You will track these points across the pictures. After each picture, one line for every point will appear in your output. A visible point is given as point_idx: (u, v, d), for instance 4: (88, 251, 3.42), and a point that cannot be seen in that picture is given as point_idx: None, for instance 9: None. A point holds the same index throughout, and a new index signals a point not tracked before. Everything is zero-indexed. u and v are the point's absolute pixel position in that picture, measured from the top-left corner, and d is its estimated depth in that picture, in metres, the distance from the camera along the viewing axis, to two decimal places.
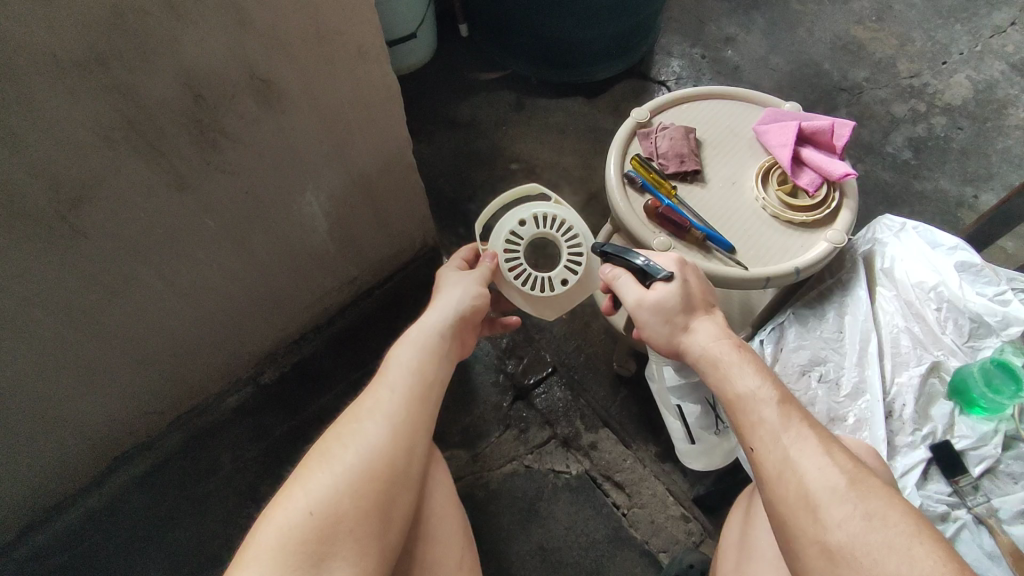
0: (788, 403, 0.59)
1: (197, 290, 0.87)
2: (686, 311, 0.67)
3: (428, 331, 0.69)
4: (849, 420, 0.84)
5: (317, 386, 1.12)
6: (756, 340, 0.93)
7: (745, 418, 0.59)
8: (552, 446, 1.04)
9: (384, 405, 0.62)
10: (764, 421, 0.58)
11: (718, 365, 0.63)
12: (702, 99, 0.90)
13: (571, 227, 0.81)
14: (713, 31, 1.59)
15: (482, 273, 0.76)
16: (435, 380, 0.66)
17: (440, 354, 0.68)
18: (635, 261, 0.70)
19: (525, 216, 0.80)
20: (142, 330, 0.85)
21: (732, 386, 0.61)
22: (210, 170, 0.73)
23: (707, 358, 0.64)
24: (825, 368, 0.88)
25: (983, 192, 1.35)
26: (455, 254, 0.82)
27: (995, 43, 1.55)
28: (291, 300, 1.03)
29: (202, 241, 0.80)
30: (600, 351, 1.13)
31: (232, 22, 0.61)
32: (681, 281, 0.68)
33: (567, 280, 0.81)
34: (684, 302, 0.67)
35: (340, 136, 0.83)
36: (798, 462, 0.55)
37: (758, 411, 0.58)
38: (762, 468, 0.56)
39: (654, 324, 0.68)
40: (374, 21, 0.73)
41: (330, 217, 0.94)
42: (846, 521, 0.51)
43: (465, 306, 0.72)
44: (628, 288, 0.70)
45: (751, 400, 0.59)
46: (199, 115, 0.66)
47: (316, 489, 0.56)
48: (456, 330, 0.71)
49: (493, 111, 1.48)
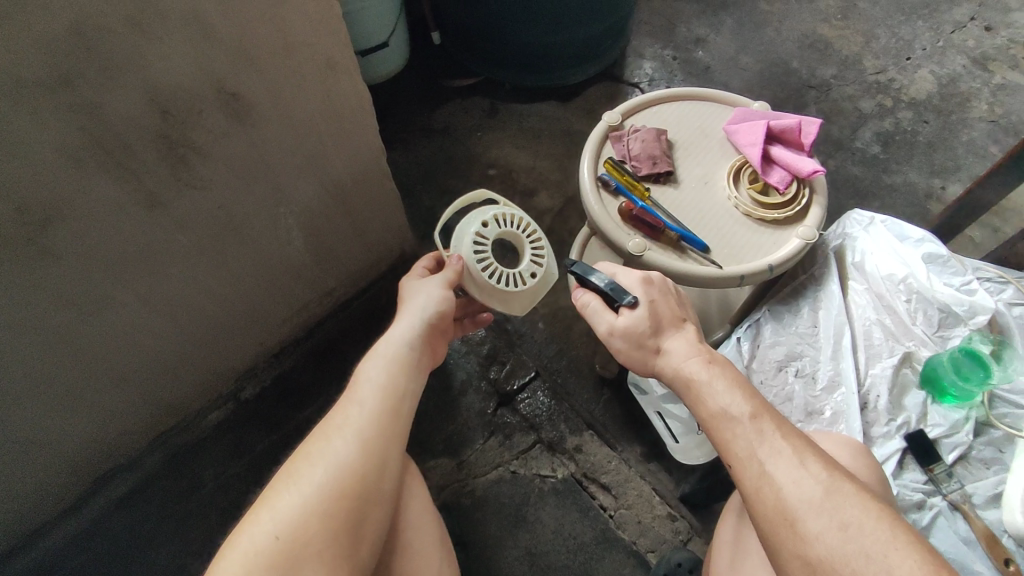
0: (759, 417, 0.59)
1: (173, 309, 0.85)
2: (653, 334, 0.67)
3: (397, 342, 0.67)
4: (825, 414, 0.86)
5: (300, 400, 1.10)
6: (734, 338, 0.93)
7: (720, 436, 0.59)
8: (537, 450, 1.04)
9: (354, 421, 0.61)
10: (743, 429, 0.58)
11: (691, 386, 0.63)
12: (672, 100, 0.91)
13: (525, 222, 0.79)
14: (683, 32, 1.61)
15: (448, 277, 0.74)
16: (406, 392, 0.64)
17: (411, 364, 0.66)
18: (600, 282, 0.70)
19: (492, 218, 0.77)
20: (117, 352, 0.83)
21: (706, 404, 0.61)
22: (181, 188, 0.72)
23: (680, 378, 0.64)
24: (801, 363, 0.89)
25: (951, 183, 1.38)
26: (417, 264, 0.80)
27: (956, 38, 1.59)
28: (271, 315, 1.02)
29: (175, 258, 0.79)
30: (582, 353, 1.14)
31: (198, 37, 0.61)
32: (643, 300, 0.68)
33: (535, 273, 0.79)
34: (652, 324, 0.67)
35: (314, 149, 0.83)
36: (774, 475, 0.55)
37: (733, 423, 0.59)
38: (742, 484, 0.57)
39: (627, 349, 0.68)
40: (342, 32, 0.73)
41: (305, 229, 0.94)
42: (821, 531, 0.51)
43: (431, 313, 0.70)
44: (598, 311, 0.70)
45: (725, 417, 0.59)
46: (167, 132, 0.66)
47: (284, 513, 0.55)
48: (426, 340, 0.70)
49: (468, 118, 1.48)
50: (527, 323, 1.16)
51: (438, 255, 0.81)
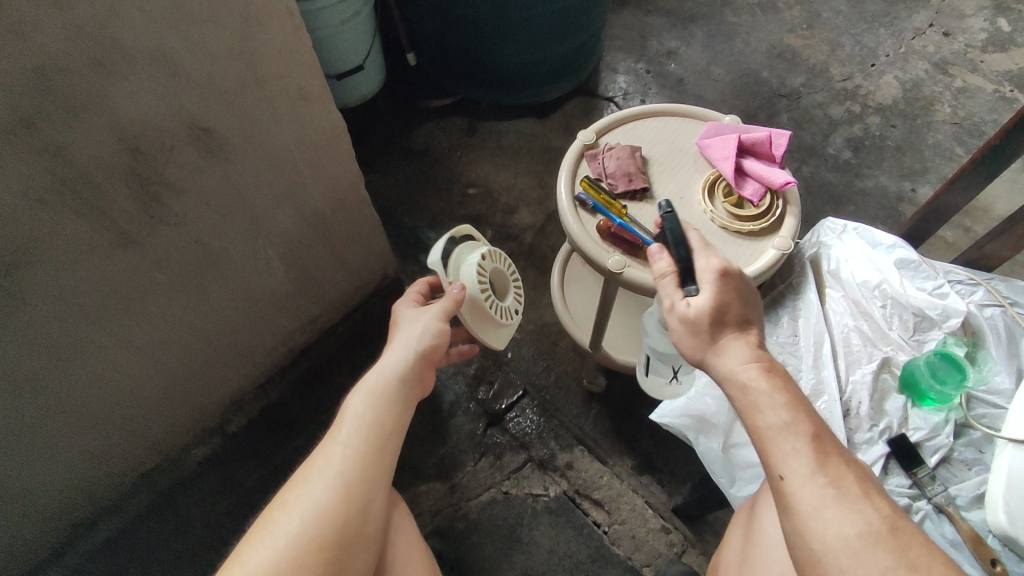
0: (820, 449, 0.50)
1: (152, 345, 0.83)
2: (715, 325, 0.57)
3: (386, 378, 0.64)
4: None
5: (287, 430, 1.08)
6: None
7: (773, 449, 0.51)
8: (529, 469, 1.04)
9: (333, 466, 0.59)
10: (797, 450, 0.50)
11: (745, 392, 0.54)
12: (645, 118, 0.92)
13: (508, 259, 0.79)
14: (655, 46, 1.65)
15: (445, 307, 0.68)
16: (391, 432, 0.62)
17: (398, 402, 0.64)
18: (676, 254, 0.62)
19: (490, 251, 0.77)
20: (96, 392, 0.82)
21: (759, 415, 0.52)
22: (156, 224, 0.71)
23: (732, 380, 0.55)
24: None
25: (921, 185, 1.41)
26: (411, 288, 0.76)
27: (917, 44, 1.64)
28: (254, 346, 1.01)
29: (152, 295, 0.78)
30: (569, 369, 1.14)
31: (167, 74, 0.61)
32: (716, 286, 0.58)
33: (518, 308, 0.80)
34: (720, 314, 0.57)
35: (291, 178, 0.83)
36: (836, 503, 0.47)
37: (788, 440, 0.51)
38: (792, 502, 0.49)
39: (681, 335, 0.59)
40: (312, 62, 0.74)
41: (286, 259, 0.93)
42: (889, 569, 0.43)
43: (425, 344, 0.66)
44: (664, 283, 0.62)
45: (781, 432, 0.51)
46: (139, 169, 0.65)
47: (255, 568, 0.53)
48: (418, 373, 0.66)
49: (446, 139, 1.49)
50: (513, 342, 1.17)
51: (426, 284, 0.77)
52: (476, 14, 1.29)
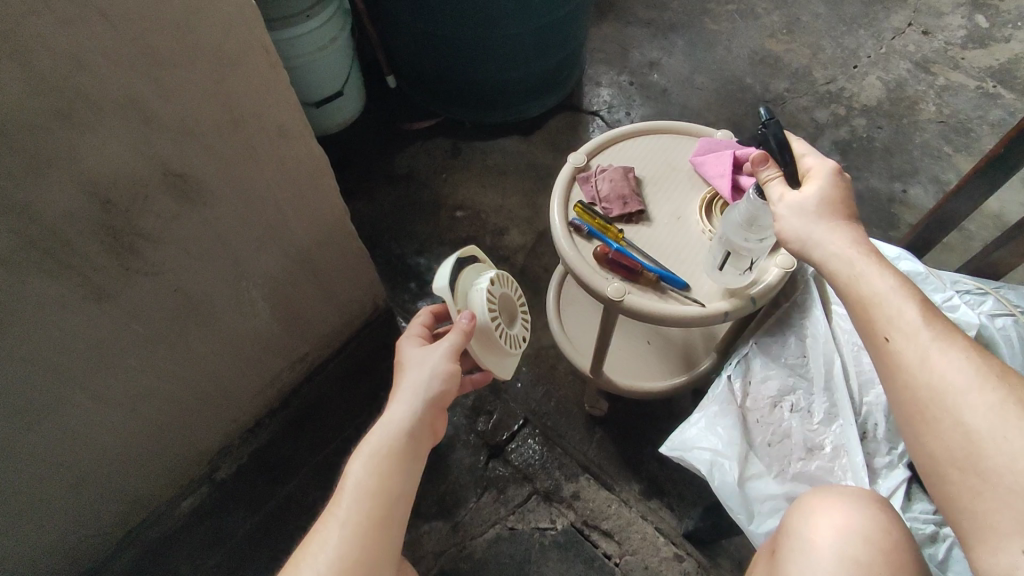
0: (929, 313, 0.53)
1: (132, 399, 0.79)
2: (829, 215, 0.61)
3: (392, 434, 0.57)
4: (825, 450, 0.67)
5: (280, 474, 1.04)
6: (721, 377, 0.73)
7: (880, 310, 0.54)
8: (534, 502, 1.00)
9: (334, 546, 0.51)
10: (905, 314, 0.53)
11: (852, 266, 0.57)
12: (635, 136, 0.90)
13: (516, 284, 0.74)
14: (637, 57, 1.64)
15: (454, 343, 0.61)
16: (399, 499, 0.55)
17: (407, 461, 0.57)
18: (783, 162, 0.65)
19: (497, 276, 0.70)
20: (74, 452, 0.77)
21: (864, 283, 0.56)
22: (131, 276, 0.67)
23: (838, 259, 0.58)
24: (794, 398, 0.70)
25: (912, 186, 1.40)
26: (413, 323, 0.70)
27: (898, 44, 1.64)
28: (242, 389, 0.97)
29: (130, 349, 0.73)
30: (569, 393, 1.11)
31: (137, 121, 0.57)
32: (829, 185, 0.63)
33: (524, 335, 0.74)
34: (835, 206, 0.62)
35: (273, 218, 0.80)
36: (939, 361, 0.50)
37: (896, 303, 0.54)
38: (897, 358, 0.52)
39: (787, 222, 0.62)
40: (292, 100, 0.71)
41: (271, 299, 0.90)
42: (998, 406, 0.47)
43: (434, 388, 0.59)
44: (772, 185, 0.65)
45: (883, 297, 0.55)
46: (111, 222, 0.61)
47: None
48: (427, 425, 0.59)
49: (430, 161, 1.47)
50: None
51: (425, 321, 0.70)
52: (457, 34, 1.26)
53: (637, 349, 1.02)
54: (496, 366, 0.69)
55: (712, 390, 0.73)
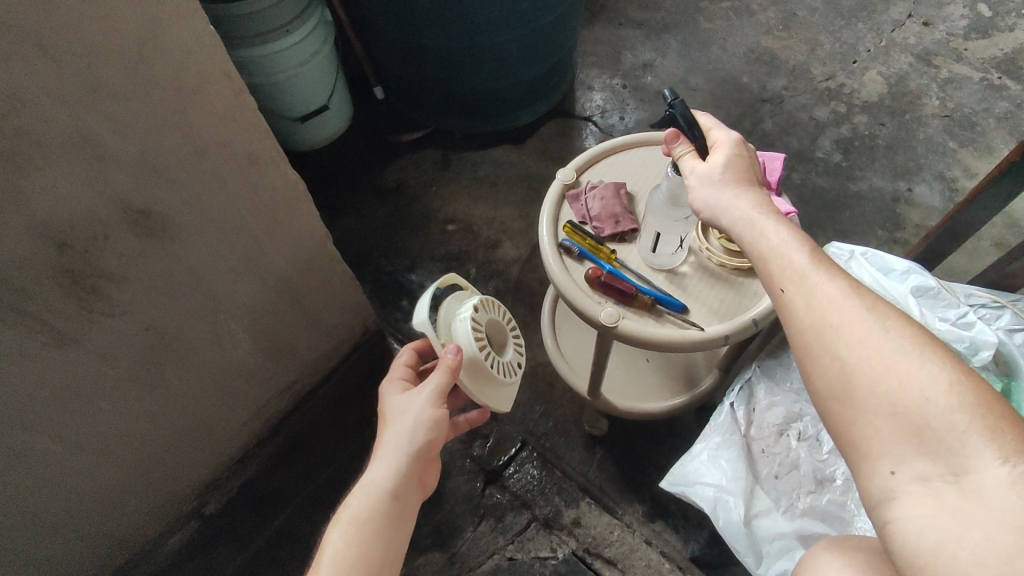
0: (821, 260, 0.50)
1: (107, 442, 0.76)
2: (735, 182, 0.58)
3: (373, 496, 0.53)
4: (837, 482, 0.63)
5: (271, 507, 1.01)
6: (723, 404, 0.70)
7: (776, 263, 0.51)
8: (533, 530, 0.96)
9: None
10: (796, 264, 0.50)
11: (756, 225, 0.54)
12: (627, 149, 0.86)
13: (505, 308, 0.68)
14: (630, 59, 1.59)
15: (438, 390, 0.57)
16: (382, 569, 0.51)
17: (391, 525, 0.53)
18: (693, 135, 0.62)
19: (482, 302, 0.65)
20: (46, 499, 0.74)
21: (765, 239, 0.53)
22: (94, 318, 0.63)
23: (744, 219, 0.55)
24: (801, 425, 0.67)
25: (916, 184, 1.35)
26: (397, 363, 0.67)
27: (898, 37, 1.59)
28: (227, 422, 0.94)
29: (100, 391, 0.70)
30: (568, 413, 1.08)
31: (91, 159, 0.54)
32: (734, 151, 0.60)
33: (522, 363, 0.68)
34: (740, 174, 0.59)
35: (249, 247, 0.76)
36: (823, 302, 0.47)
37: (789, 256, 0.51)
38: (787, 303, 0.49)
39: (699, 190, 0.59)
40: (261, 126, 0.67)
41: (253, 330, 0.86)
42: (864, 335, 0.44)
43: (418, 441, 0.55)
44: (684, 158, 0.62)
45: (783, 250, 0.51)
46: (69, 265, 0.58)
47: None
48: (414, 482, 0.55)
49: (420, 174, 1.43)
50: None
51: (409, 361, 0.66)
52: (441, 44, 1.22)
53: (636, 367, 0.98)
54: (491, 399, 0.63)
55: (715, 419, 0.68)
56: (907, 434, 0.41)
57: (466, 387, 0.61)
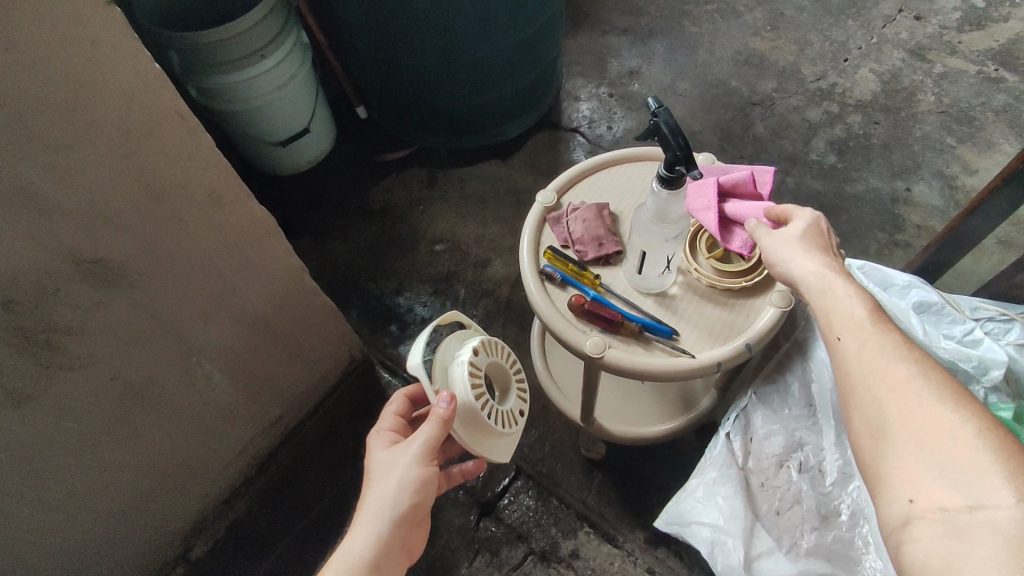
0: (883, 316, 0.45)
1: (77, 496, 0.72)
2: (814, 246, 0.54)
3: (352, 567, 0.49)
4: (841, 516, 0.60)
5: (259, 548, 0.97)
6: (719, 434, 0.65)
7: (838, 311, 0.47)
8: (530, 564, 0.92)
9: None
10: (854, 314, 0.46)
11: (825, 279, 0.50)
12: (609, 166, 0.83)
13: (507, 348, 0.64)
14: (616, 67, 1.57)
15: (423, 449, 0.54)
16: None
17: None
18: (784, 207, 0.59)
19: (483, 344, 0.61)
20: (16, 560, 0.70)
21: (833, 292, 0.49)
22: (51, 373, 0.60)
23: (812, 273, 0.51)
24: (802, 455, 0.63)
25: (915, 183, 1.32)
26: (384, 412, 0.63)
27: (889, 33, 1.56)
28: (210, 464, 0.90)
29: (66, 446, 0.67)
30: (564, 436, 1.04)
31: (34, 214, 0.51)
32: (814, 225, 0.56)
33: (523, 408, 0.65)
34: (819, 241, 0.54)
35: (219, 287, 0.73)
36: (874, 352, 0.43)
37: (849, 306, 0.47)
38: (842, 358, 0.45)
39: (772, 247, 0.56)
40: (221, 164, 0.64)
41: (231, 369, 0.83)
42: (904, 380, 0.40)
43: (402, 504, 0.52)
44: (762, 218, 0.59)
45: (844, 301, 0.47)
46: (18, 322, 0.55)
47: None
48: (396, 549, 0.52)
49: (406, 193, 1.40)
50: None
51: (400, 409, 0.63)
52: (421, 62, 1.20)
53: (631, 389, 0.94)
54: (488, 449, 0.59)
55: (711, 452, 0.64)
56: (922, 473, 0.37)
57: (460, 437, 0.57)
